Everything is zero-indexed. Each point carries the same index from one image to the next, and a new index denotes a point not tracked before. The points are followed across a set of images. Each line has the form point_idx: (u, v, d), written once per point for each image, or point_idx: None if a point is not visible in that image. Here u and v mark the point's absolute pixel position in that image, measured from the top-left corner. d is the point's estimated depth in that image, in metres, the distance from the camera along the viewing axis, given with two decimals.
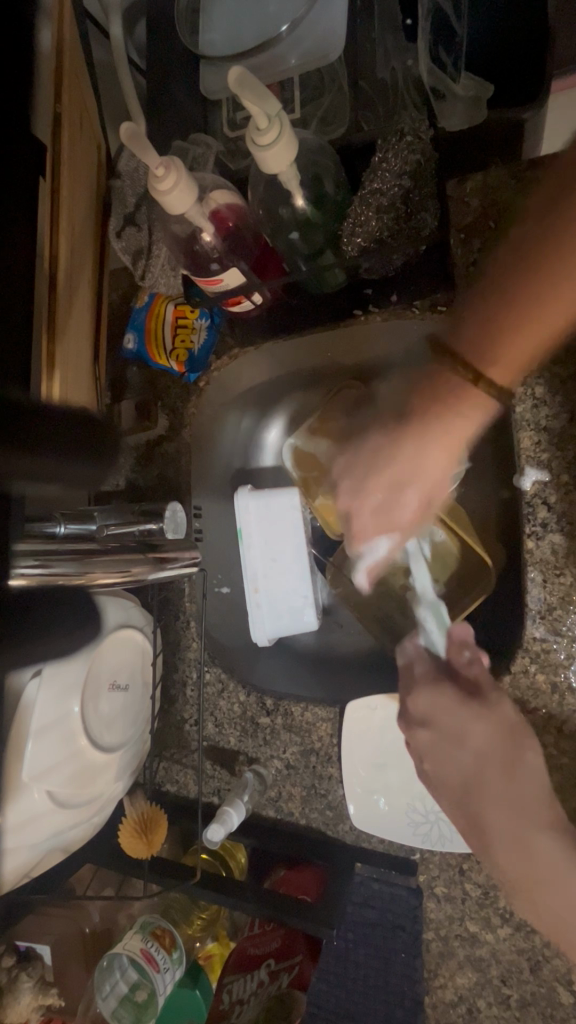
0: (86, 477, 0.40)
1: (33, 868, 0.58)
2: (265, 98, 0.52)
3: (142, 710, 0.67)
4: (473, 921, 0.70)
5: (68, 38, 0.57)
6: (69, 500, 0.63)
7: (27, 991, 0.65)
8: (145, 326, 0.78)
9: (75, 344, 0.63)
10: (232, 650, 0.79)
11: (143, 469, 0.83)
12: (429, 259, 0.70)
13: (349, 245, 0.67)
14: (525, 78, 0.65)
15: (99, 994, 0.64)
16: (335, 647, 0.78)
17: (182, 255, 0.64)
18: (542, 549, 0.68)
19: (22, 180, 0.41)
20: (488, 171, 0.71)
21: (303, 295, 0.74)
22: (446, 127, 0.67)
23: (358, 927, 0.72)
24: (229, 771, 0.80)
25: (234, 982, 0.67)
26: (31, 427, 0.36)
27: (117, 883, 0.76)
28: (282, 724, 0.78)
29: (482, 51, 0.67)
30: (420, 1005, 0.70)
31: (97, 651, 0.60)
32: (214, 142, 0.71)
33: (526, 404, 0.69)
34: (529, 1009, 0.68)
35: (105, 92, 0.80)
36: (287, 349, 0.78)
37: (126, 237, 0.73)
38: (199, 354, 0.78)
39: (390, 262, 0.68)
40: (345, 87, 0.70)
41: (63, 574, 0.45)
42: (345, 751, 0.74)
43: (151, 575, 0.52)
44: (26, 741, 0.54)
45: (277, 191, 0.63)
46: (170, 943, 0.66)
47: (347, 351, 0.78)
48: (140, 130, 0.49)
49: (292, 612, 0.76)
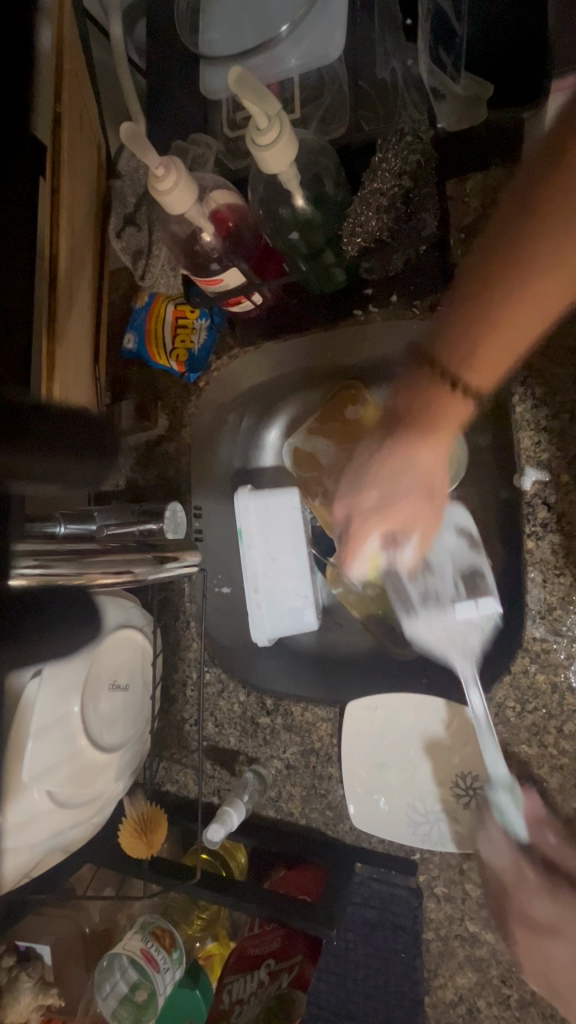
0: (84, 477, 0.40)
1: (34, 868, 0.58)
2: (264, 97, 0.52)
3: (142, 710, 0.67)
4: (473, 921, 0.70)
5: (68, 38, 0.58)
6: (69, 500, 0.63)
7: (27, 990, 0.64)
8: (146, 326, 0.78)
9: (75, 344, 0.63)
10: (232, 648, 0.79)
11: (143, 468, 0.83)
12: (428, 260, 0.71)
13: (349, 245, 0.67)
14: (527, 76, 0.65)
15: (100, 994, 0.64)
16: (335, 647, 0.78)
17: (182, 255, 0.64)
18: (543, 549, 0.68)
19: (21, 180, 0.41)
20: (487, 170, 0.71)
21: (302, 292, 0.74)
22: (447, 127, 0.67)
23: (357, 927, 0.72)
24: (229, 771, 0.79)
25: (234, 982, 0.67)
26: (29, 426, 0.36)
27: (116, 883, 0.76)
28: (282, 724, 0.77)
29: (483, 47, 0.67)
30: (420, 1005, 0.70)
31: (97, 651, 0.60)
32: (214, 142, 0.71)
33: (525, 404, 0.69)
34: (529, 1009, 0.68)
35: (105, 91, 0.80)
36: (287, 348, 0.78)
37: (126, 237, 0.73)
38: (199, 354, 0.78)
39: (390, 262, 0.70)
40: (345, 87, 0.70)
41: (62, 574, 0.43)
42: (345, 751, 0.74)
43: (151, 576, 0.52)
44: (26, 741, 0.54)
45: (277, 192, 0.63)
46: (170, 943, 0.67)
47: (347, 351, 0.78)
48: (140, 130, 0.49)
49: (292, 612, 0.77)
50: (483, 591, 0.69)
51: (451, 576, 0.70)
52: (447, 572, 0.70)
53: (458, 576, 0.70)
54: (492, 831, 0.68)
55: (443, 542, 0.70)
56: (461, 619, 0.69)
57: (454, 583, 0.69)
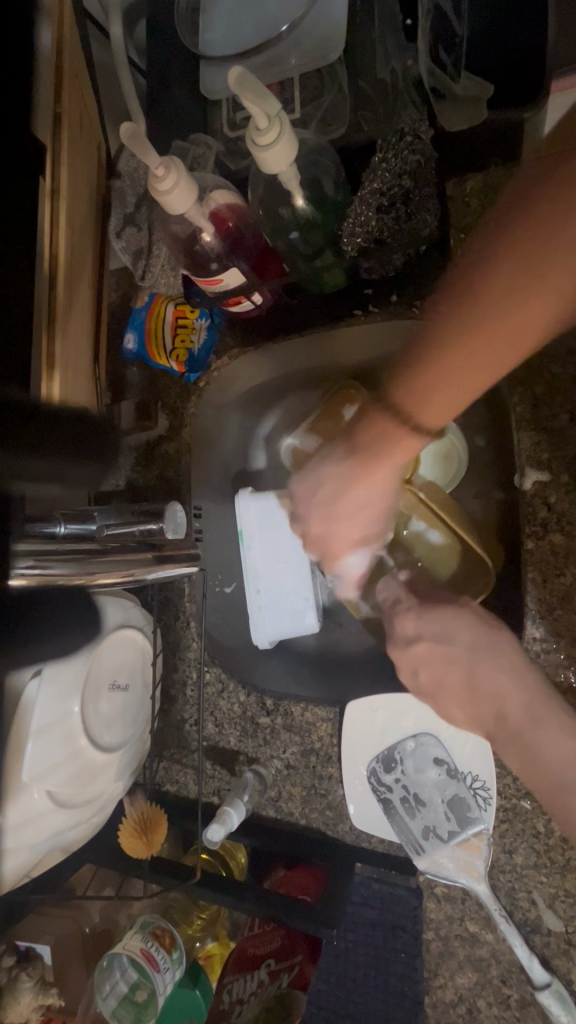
0: (85, 478, 0.40)
1: (34, 868, 0.58)
2: (265, 98, 0.51)
3: (141, 710, 0.67)
4: (473, 921, 0.71)
5: (68, 37, 0.58)
6: (69, 499, 0.64)
7: (27, 990, 0.63)
8: (146, 326, 0.78)
9: (75, 345, 0.63)
10: (231, 648, 0.79)
11: (143, 468, 0.83)
12: (429, 262, 0.72)
13: (349, 245, 0.67)
14: (525, 76, 0.66)
15: (99, 994, 0.64)
16: (334, 648, 0.78)
17: (182, 255, 0.64)
18: (540, 550, 0.68)
19: (20, 184, 0.41)
20: (487, 171, 0.70)
21: (303, 293, 0.75)
22: (449, 127, 0.67)
23: (357, 927, 0.71)
24: (229, 771, 0.79)
25: (234, 982, 0.68)
26: (28, 426, 0.36)
27: (117, 883, 0.76)
28: (282, 724, 0.77)
29: (483, 46, 0.67)
30: (420, 1006, 0.70)
31: (96, 651, 0.60)
32: (214, 142, 0.72)
33: (524, 404, 0.69)
34: (529, 1009, 0.68)
35: (105, 92, 0.80)
36: (292, 347, 0.77)
37: (126, 237, 0.73)
38: (199, 353, 0.78)
39: (389, 262, 0.70)
40: (345, 87, 0.70)
41: (60, 574, 0.42)
42: (346, 750, 0.74)
43: (149, 576, 0.52)
44: (26, 741, 0.54)
45: (276, 191, 0.63)
46: (170, 943, 0.66)
47: (350, 351, 0.77)
48: (140, 130, 0.49)
49: (293, 612, 0.76)
50: (471, 819, 0.70)
51: (441, 809, 0.71)
52: (438, 812, 0.72)
53: (447, 804, 0.71)
54: (526, 929, 0.69)
55: (426, 777, 0.72)
56: (462, 876, 0.70)
57: (445, 815, 0.71)
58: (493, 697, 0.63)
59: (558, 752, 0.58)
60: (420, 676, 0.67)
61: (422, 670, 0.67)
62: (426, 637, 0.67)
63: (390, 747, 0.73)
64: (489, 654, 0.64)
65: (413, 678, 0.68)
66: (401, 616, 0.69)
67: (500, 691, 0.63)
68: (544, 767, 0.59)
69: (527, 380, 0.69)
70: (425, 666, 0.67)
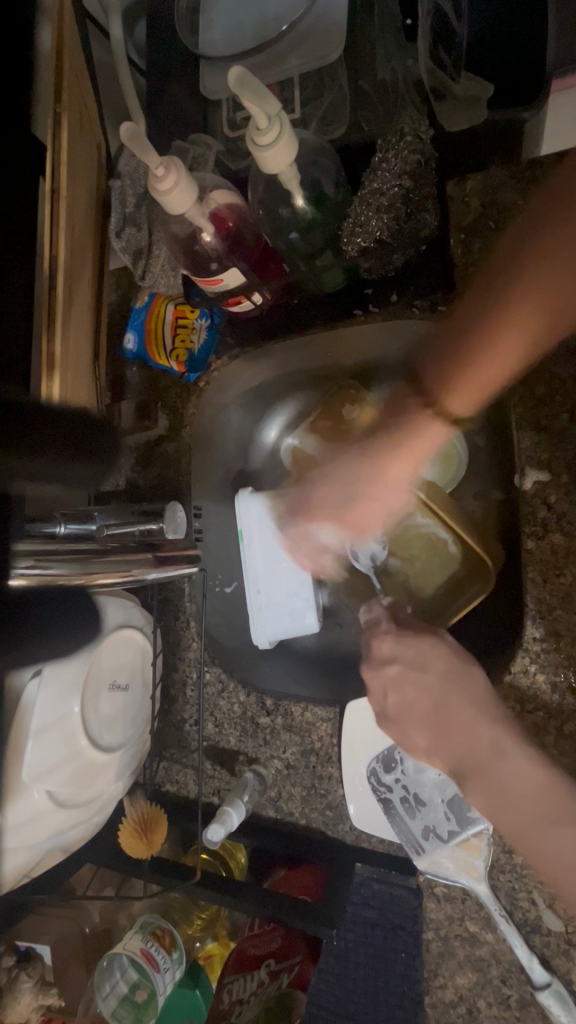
0: (86, 478, 0.40)
1: (34, 867, 0.58)
2: (265, 98, 0.51)
3: (142, 710, 0.67)
4: (473, 921, 0.71)
5: (68, 36, 0.58)
6: (70, 499, 0.64)
7: (27, 990, 0.63)
8: (146, 326, 0.79)
9: (75, 345, 0.63)
10: (231, 648, 0.78)
11: (143, 468, 0.83)
12: (430, 261, 0.71)
13: (349, 245, 0.67)
14: (525, 77, 0.65)
15: (99, 994, 0.65)
16: (334, 646, 0.79)
17: (182, 255, 0.64)
18: (542, 550, 0.68)
19: (19, 184, 0.42)
20: (488, 172, 0.71)
21: (304, 294, 0.75)
22: (447, 126, 0.68)
23: (358, 927, 0.71)
24: (229, 771, 0.79)
25: (234, 982, 0.68)
26: (24, 425, 0.36)
27: (117, 883, 0.76)
28: (282, 724, 0.77)
29: (484, 47, 0.66)
30: (420, 1005, 0.70)
31: (97, 651, 0.60)
32: (213, 142, 0.71)
33: (525, 404, 0.69)
34: (529, 1009, 0.68)
35: (105, 92, 0.80)
36: (291, 348, 0.77)
37: (126, 237, 0.73)
38: (199, 354, 0.78)
39: (390, 262, 0.70)
40: (345, 88, 0.70)
41: (60, 573, 0.43)
42: (347, 751, 0.74)
43: (150, 575, 0.52)
44: (26, 741, 0.54)
45: (276, 191, 0.63)
46: (170, 943, 0.66)
47: (349, 352, 0.78)
48: (140, 130, 0.49)
49: (292, 611, 0.76)
50: (470, 818, 0.70)
51: (441, 808, 0.71)
52: (438, 812, 0.71)
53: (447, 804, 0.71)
54: (526, 929, 0.69)
55: (425, 777, 0.72)
56: (462, 876, 0.69)
57: (445, 815, 0.71)
58: (462, 733, 0.64)
59: (524, 784, 0.59)
60: (389, 699, 0.68)
61: (391, 692, 0.68)
62: (402, 659, 0.68)
63: (390, 747, 0.73)
64: (461, 692, 0.65)
65: (382, 701, 0.69)
66: (378, 639, 0.70)
67: (468, 730, 0.64)
68: (513, 802, 0.60)
69: (527, 380, 0.69)
70: (395, 688, 0.68)
